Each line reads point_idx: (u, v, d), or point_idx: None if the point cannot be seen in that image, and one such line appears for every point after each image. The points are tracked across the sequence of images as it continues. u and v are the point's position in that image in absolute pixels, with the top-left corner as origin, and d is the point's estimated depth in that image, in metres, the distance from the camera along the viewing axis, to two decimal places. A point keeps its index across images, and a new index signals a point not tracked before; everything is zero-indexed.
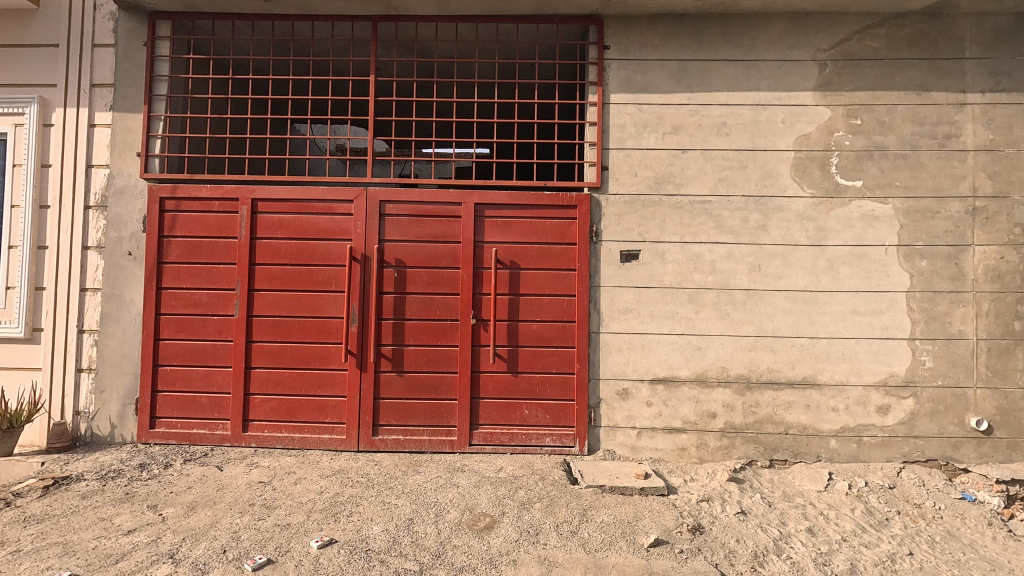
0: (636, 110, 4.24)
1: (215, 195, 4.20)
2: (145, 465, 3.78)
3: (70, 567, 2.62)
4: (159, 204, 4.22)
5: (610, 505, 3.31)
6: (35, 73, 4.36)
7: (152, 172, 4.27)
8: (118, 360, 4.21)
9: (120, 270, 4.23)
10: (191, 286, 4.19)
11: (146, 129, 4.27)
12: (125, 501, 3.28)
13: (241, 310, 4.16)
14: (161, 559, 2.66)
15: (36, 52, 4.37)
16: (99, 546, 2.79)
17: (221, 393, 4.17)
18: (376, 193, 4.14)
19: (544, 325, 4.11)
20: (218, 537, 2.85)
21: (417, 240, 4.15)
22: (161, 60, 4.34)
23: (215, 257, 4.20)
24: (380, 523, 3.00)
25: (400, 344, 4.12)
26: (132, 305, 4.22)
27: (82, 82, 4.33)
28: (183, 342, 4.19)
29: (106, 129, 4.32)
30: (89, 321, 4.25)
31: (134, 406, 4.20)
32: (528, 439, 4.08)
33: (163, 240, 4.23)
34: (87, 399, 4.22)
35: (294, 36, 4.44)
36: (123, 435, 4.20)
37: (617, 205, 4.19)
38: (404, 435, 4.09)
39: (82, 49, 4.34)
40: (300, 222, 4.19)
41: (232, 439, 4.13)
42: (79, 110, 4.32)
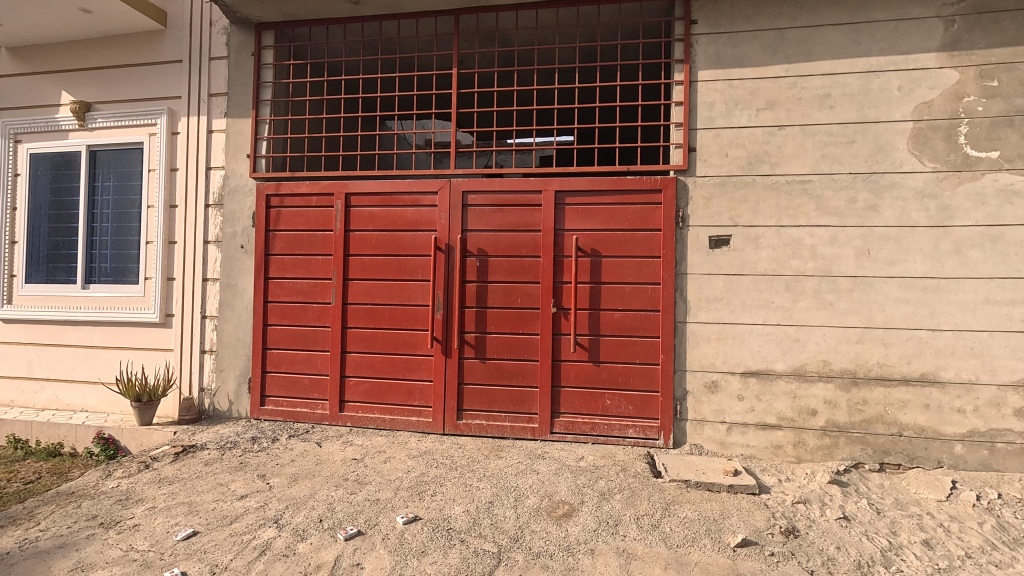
0: (726, 87, 3.99)
1: (313, 191, 4.51)
2: (256, 438, 4.18)
3: (193, 524, 2.95)
4: (266, 201, 4.60)
5: (695, 500, 3.18)
6: (164, 88, 4.91)
7: (260, 171, 4.66)
8: (234, 343, 4.66)
9: (235, 261, 4.68)
10: (294, 276, 4.54)
11: (254, 132, 4.66)
12: (240, 469, 3.65)
13: (337, 298, 4.44)
14: (267, 523, 2.93)
15: (164, 68, 4.91)
16: (217, 507, 3.13)
17: (320, 375, 4.49)
18: (459, 184, 4.25)
19: (627, 314, 4.01)
20: (315, 507, 3.08)
21: (499, 230, 4.20)
22: (266, 68, 4.70)
23: (314, 249, 4.52)
24: (462, 504, 3.09)
25: (483, 332, 4.21)
26: (245, 293, 4.65)
27: (202, 93, 4.81)
28: (288, 327, 4.55)
29: (221, 135, 4.77)
30: (210, 307, 4.73)
31: (247, 385, 4.64)
32: (611, 429, 4.01)
33: (270, 234, 4.61)
34: (209, 377, 4.72)
35: (381, 36, 4.62)
36: (238, 411, 4.65)
37: (705, 188, 3.98)
38: (487, 420, 4.18)
39: (201, 63, 4.82)
40: (390, 214, 4.38)
41: (330, 418, 4.44)
42: (200, 118, 4.81)
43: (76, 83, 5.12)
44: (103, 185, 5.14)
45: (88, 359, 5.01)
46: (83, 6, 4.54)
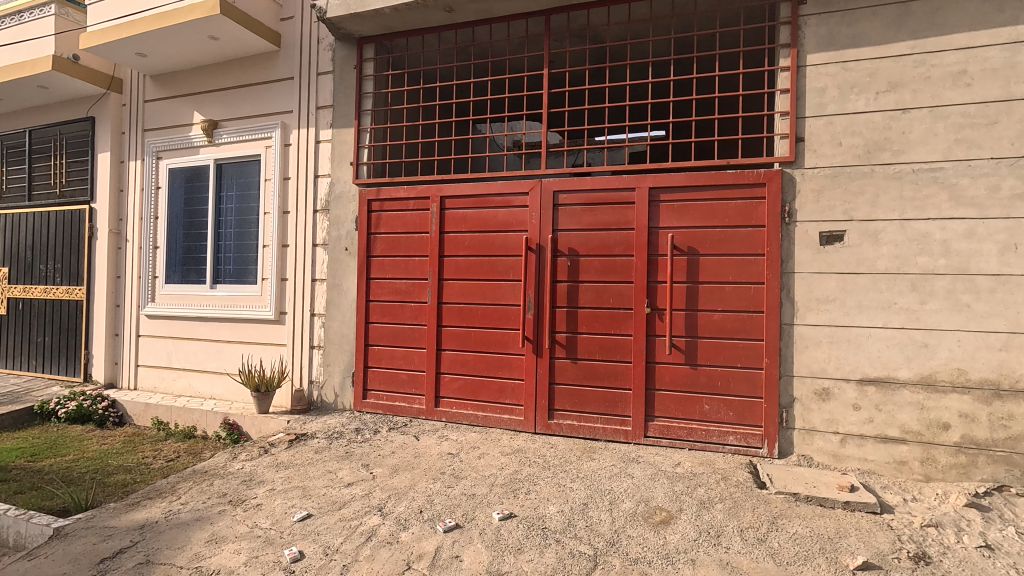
0: (839, 70, 3.68)
1: (410, 195, 4.71)
2: (360, 429, 4.43)
3: (308, 507, 3.19)
4: (367, 205, 4.87)
5: (806, 516, 2.96)
6: (278, 103, 5.34)
7: (362, 178, 4.93)
8: (339, 340, 4.97)
9: (340, 262, 4.99)
10: (393, 276, 4.77)
11: (357, 140, 4.93)
12: (346, 457, 3.89)
13: (433, 298, 4.61)
14: (373, 510, 3.10)
15: (278, 86, 5.34)
16: (328, 493, 3.35)
17: (417, 371, 4.68)
18: (550, 184, 4.25)
19: (727, 315, 3.82)
20: (416, 498, 3.22)
21: (590, 229, 4.16)
22: (367, 79, 4.97)
23: (411, 251, 4.72)
24: (557, 504, 3.10)
25: (574, 332, 4.19)
26: (348, 292, 4.95)
27: (310, 106, 5.18)
28: (387, 325, 4.79)
29: (328, 144, 5.11)
30: (319, 306, 5.09)
31: (351, 379, 4.93)
32: (709, 435, 3.84)
33: (371, 236, 4.87)
34: (318, 371, 5.07)
35: (474, 41, 4.72)
36: (343, 403, 4.96)
37: (815, 181, 3.70)
38: (579, 421, 4.15)
39: (310, 79, 5.19)
40: (482, 216, 4.48)
41: (426, 412, 4.61)
42: (309, 129, 5.18)
43: (205, 103, 5.71)
44: (227, 195, 5.68)
45: (215, 352, 5.56)
46: (211, 33, 5.06)
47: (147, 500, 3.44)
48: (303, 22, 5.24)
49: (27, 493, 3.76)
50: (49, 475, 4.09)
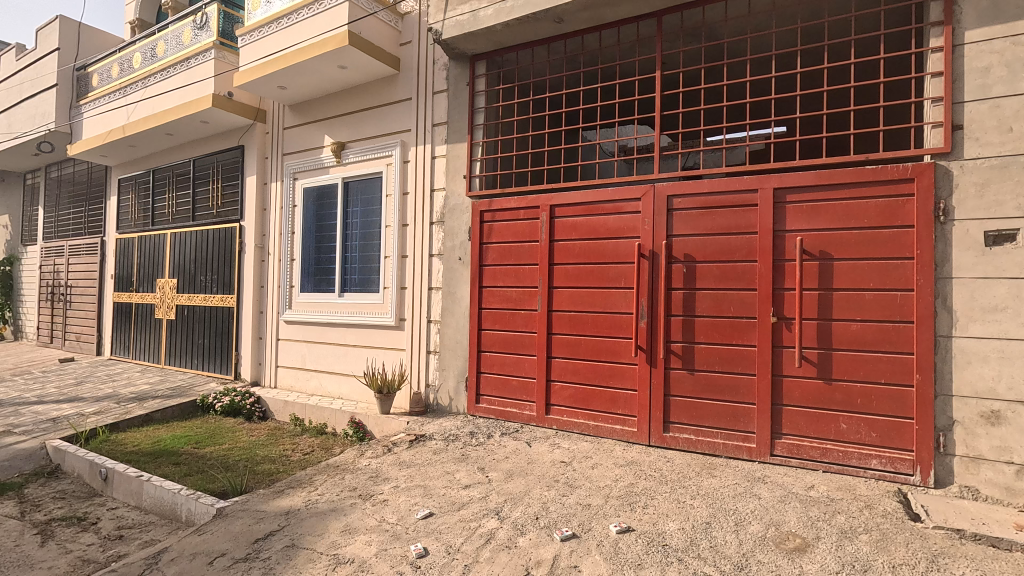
0: (1008, 45, 3.21)
1: (521, 205, 4.81)
2: (474, 432, 4.57)
3: (430, 506, 3.34)
4: (480, 216, 5.03)
5: (974, 557, 2.59)
6: (397, 123, 5.70)
7: (475, 190, 5.11)
8: (454, 345, 5.18)
9: (454, 271, 5.20)
10: (504, 284, 4.89)
11: (470, 154, 5.13)
12: (463, 460, 4.03)
13: (543, 305, 4.65)
14: (490, 514, 3.17)
15: (398, 107, 5.71)
16: (448, 493, 3.49)
17: (528, 378, 4.74)
18: (664, 188, 4.13)
19: (867, 326, 3.47)
20: (532, 504, 3.25)
21: (708, 234, 3.97)
22: (479, 95, 5.16)
23: (521, 259, 4.81)
24: (677, 521, 2.97)
25: (691, 342, 4.01)
26: (462, 300, 5.14)
27: (427, 124, 5.47)
28: (498, 332, 4.91)
29: (443, 159, 5.36)
30: (435, 313, 5.34)
31: (464, 384, 5.11)
32: (847, 458, 3.49)
33: (483, 246, 5.03)
34: (434, 375, 5.32)
35: (584, 49, 4.73)
36: (457, 407, 5.15)
37: (977, 173, 3.25)
38: (697, 435, 3.97)
39: (426, 98, 5.49)
40: (592, 223, 4.46)
41: (537, 419, 4.65)
42: (426, 146, 5.48)
43: (334, 127, 6.24)
44: (352, 210, 6.15)
45: (343, 355, 6.04)
46: (341, 63, 5.54)
47: (290, 489, 3.80)
48: (420, 45, 5.57)
49: (194, 476, 4.31)
50: (211, 461, 4.66)
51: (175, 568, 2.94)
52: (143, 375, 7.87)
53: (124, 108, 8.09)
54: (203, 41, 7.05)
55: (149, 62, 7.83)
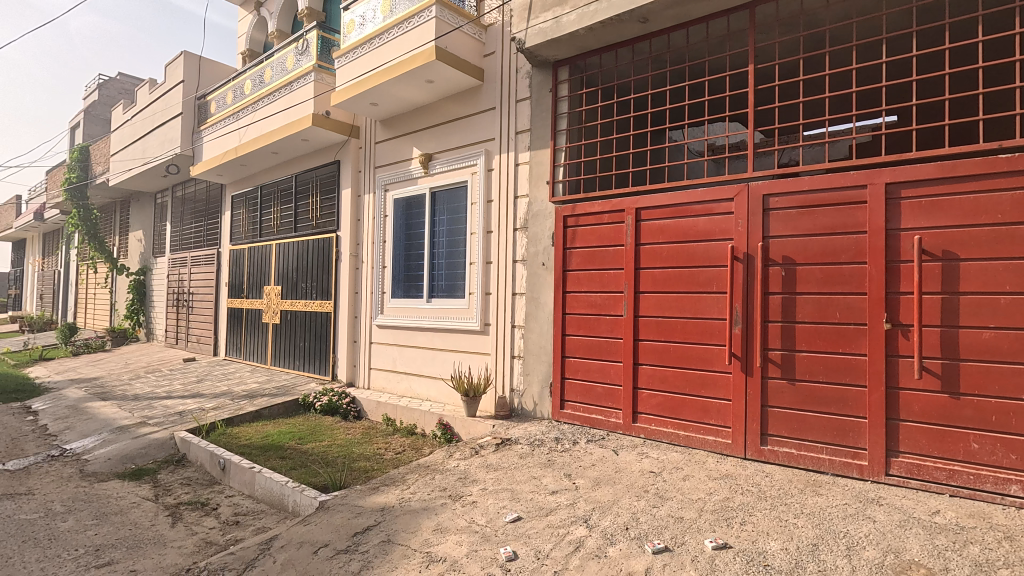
0: None
1: (605, 209, 4.75)
2: (559, 438, 4.56)
3: (518, 510, 3.36)
4: (563, 221, 5.03)
5: None
6: (482, 132, 5.84)
7: (558, 195, 5.12)
8: (538, 351, 5.20)
9: (538, 277, 5.23)
10: (589, 289, 4.84)
11: (553, 159, 5.14)
12: (549, 465, 4.03)
13: (629, 311, 4.56)
14: (579, 521, 3.14)
15: (482, 116, 5.85)
16: (535, 498, 3.50)
17: (614, 385, 4.66)
18: (758, 187, 3.92)
19: (1002, 334, 3.09)
20: (621, 514, 3.18)
21: (809, 234, 3.72)
22: (562, 100, 5.17)
23: (606, 264, 4.74)
24: (779, 541, 2.79)
25: (791, 350, 3.77)
26: (546, 305, 5.15)
27: (510, 131, 5.56)
28: (583, 337, 4.87)
29: (526, 166, 5.42)
30: (519, 318, 5.39)
31: (549, 389, 5.11)
32: (979, 482, 3.12)
33: (567, 251, 5.01)
34: (518, 380, 5.37)
35: (670, 47, 4.60)
36: (542, 412, 5.16)
37: None
38: (799, 449, 3.71)
39: (510, 106, 5.58)
40: (681, 226, 4.31)
41: (624, 427, 4.55)
42: (509, 153, 5.56)
43: (422, 139, 6.50)
44: (439, 218, 6.36)
45: (430, 358, 6.25)
46: (428, 77, 5.77)
47: (385, 486, 3.97)
48: (503, 55, 5.67)
49: (299, 469, 4.63)
50: (313, 456, 4.99)
51: (284, 555, 3.17)
52: (253, 374, 8.57)
53: (237, 130, 8.90)
54: (304, 66, 7.61)
55: (258, 88, 8.56)
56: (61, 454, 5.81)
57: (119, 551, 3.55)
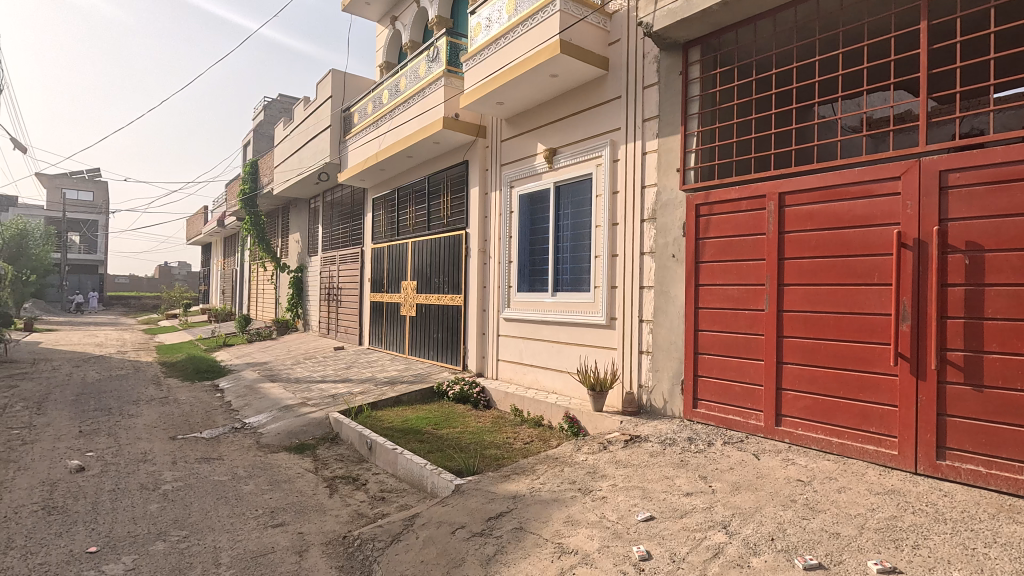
0: None
1: (743, 195, 4.43)
2: (692, 438, 4.35)
3: (650, 509, 3.27)
4: (695, 210, 4.77)
5: None
6: (607, 122, 5.74)
7: (689, 183, 4.86)
8: (668, 346, 5.00)
9: (668, 270, 5.02)
10: (724, 282, 4.55)
11: (683, 146, 4.89)
12: (682, 466, 3.86)
13: (771, 305, 4.21)
14: (717, 526, 2.98)
15: (608, 106, 5.75)
16: (668, 499, 3.38)
17: (754, 384, 4.33)
18: (933, 163, 3.40)
19: None
20: (765, 523, 2.96)
21: (1003, 215, 3.15)
22: (693, 82, 4.89)
23: (744, 255, 4.42)
24: (965, 572, 2.40)
25: (977, 351, 3.22)
26: (677, 299, 4.93)
27: (637, 119, 5.39)
28: (718, 333, 4.59)
29: (654, 154, 5.22)
30: (647, 312, 5.24)
31: (680, 387, 4.89)
32: None
33: (700, 242, 4.75)
34: (647, 376, 5.22)
35: (819, 13, 4.15)
36: (672, 410, 4.96)
37: None
38: (988, 468, 3.16)
39: (636, 94, 5.42)
40: (834, 211, 3.89)
41: (765, 430, 4.22)
42: (636, 142, 5.40)
43: (547, 134, 6.55)
44: (564, 212, 6.36)
45: (556, 352, 6.31)
46: (552, 72, 5.80)
47: (515, 475, 4.10)
48: (629, 41, 5.52)
49: (436, 453, 4.93)
50: (447, 441, 5.29)
51: (425, 532, 3.39)
52: (392, 363, 9.29)
53: (377, 138, 9.67)
54: (435, 72, 8.05)
55: (394, 96, 9.22)
56: (242, 427, 6.77)
57: (288, 515, 4.05)
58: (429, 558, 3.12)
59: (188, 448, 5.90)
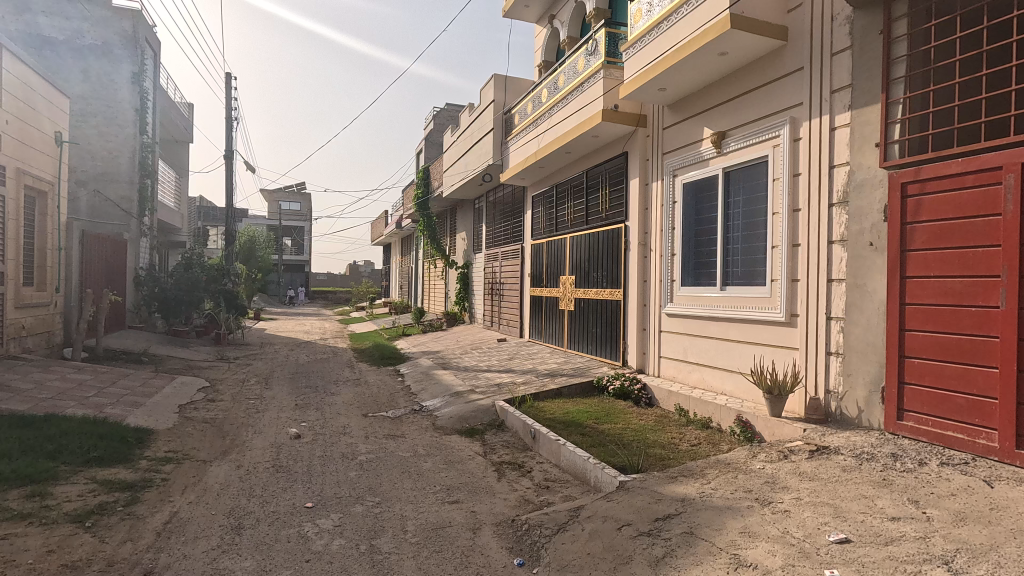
0: None
1: (969, 168, 3.69)
2: (898, 455, 3.75)
3: (844, 530, 2.90)
4: (901, 190, 4.10)
5: None
6: (787, 98, 5.19)
7: (892, 159, 4.19)
8: (863, 348, 4.37)
9: (863, 260, 4.38)
10: (940, 274, 3.84)
11: (884, 116, 4.22)
12: (885, 485, 3.36)
13: (1009, 301, 3.45)
14: (935, 561, 2.53)
15: (787, 79, 5.20)
16: (868, 521, 2.96)
17: (983, 397, 3.59)
18: None
19: None
20: (1004, 565, 2.44)
21: None
22: (898, 41, 4.20)
23: (970, 240, 3.68)
24: None
25: None
26: (875, 294, 4.28)
27: (823, 92, 4.79)
28: (932, 334, 3.88)
29: (846, 129, 4.59)
30: (836, 309, 4.63)
31: (881, 395, 4.24)
32: None
33: (906, 227, 4.07)
34: (836, 380, 4.62)
35: None
36: (870, 421, 4.32)
37: None
38: None
39: (822, 62, 4.82)
40: None
41: (1000, 454, 3.47)
42: (822, 117, 4.80)
43: (715, 117, 6.13)
44: (734, 200, 5.90)
45: (726, 350, 5.90)
46: (721, 50, 5.41)
47: (683, 477, 3.92)
48: (814, 4, 4.92)
49: (598, 448, 4.93)
50: (610, 437, 5.25)
51: (591, 525, 3.40)
52: (552, 356, 9.50)
53: (537, 137, 9.94)
54: (593, 65, 8.02)
55: (553, 94, 9.38)
56: (420, 410, 7.47)
57: (462, 493, 4.37)
58: (595, 551, 3.13)
59: (377, 425, 6.68)
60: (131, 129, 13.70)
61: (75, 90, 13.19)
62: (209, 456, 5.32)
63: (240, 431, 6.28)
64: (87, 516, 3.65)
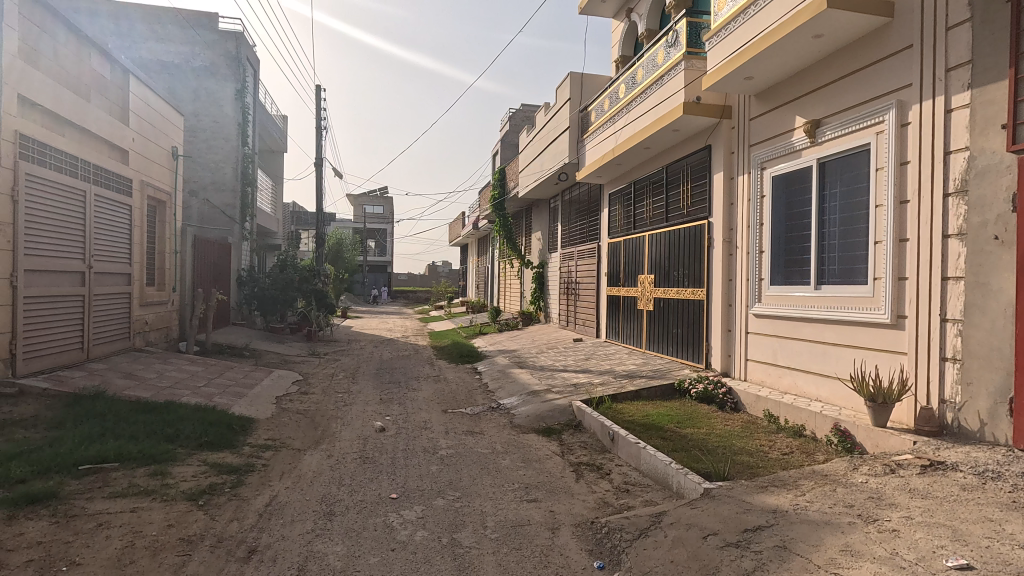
0: None
1: None
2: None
3: (965, 555, 2.61)
4: None
5: None
6: (893, 80, 4.76)
7: (1022, 142, 3.72)
8: (986, 354, 3.92)
9: (986, 256, 3.93)
10: None
11: (1012, 95, 3.77)
12: (1014, 509, 2.99)
13: None
14: None
15: (893, 60, 4.76)
16: (993, 548, 2.65)
17: None
18: None
19: None
20: None
21: None
22: None
23: None
24: None
25: None
26: (1001, 294, 3.82)
27: (937, 71, 4.35)
28: None
29: (964, 110, 4.14)
30: (952, 310, 4.19)
31: (1008, 407, 3.79)
32: None
33: None
34: (952, 389, 4.18)
35: None
36: (994, 436, 3.87)
37: None
38: None
39: (935, 39, 4.37)
40: None
41: None
42: (935, 99, 4.36)
43: (808, 105, 5.73)
44: (831, 193, 5.48)
45: (821, 354, 5.50)
46: (816, 32, 5.05)
47: (775, 487, 3.70)
48: None
49: (681, 452, 4.76)
50: (692, 442, 5.05)
51: (674, 532, 3.29)
52: (630, 356, 9.30)
53: (614, 133, 9.77)
54: (674, 57, 7.77)
55: (632, 89, 9.18)
56: (498, 407, 7.56)
57: (541, 492, 4.37)
58: (679, 559, 3.02)
59: (457, 421, 6.84)
60: (234, 141, 14.90)
61: (187, 108, 14.53)
62: (303, 445, 5.67)
63: (330, 423, 6.66)
64: (200, 495, 4.00)
